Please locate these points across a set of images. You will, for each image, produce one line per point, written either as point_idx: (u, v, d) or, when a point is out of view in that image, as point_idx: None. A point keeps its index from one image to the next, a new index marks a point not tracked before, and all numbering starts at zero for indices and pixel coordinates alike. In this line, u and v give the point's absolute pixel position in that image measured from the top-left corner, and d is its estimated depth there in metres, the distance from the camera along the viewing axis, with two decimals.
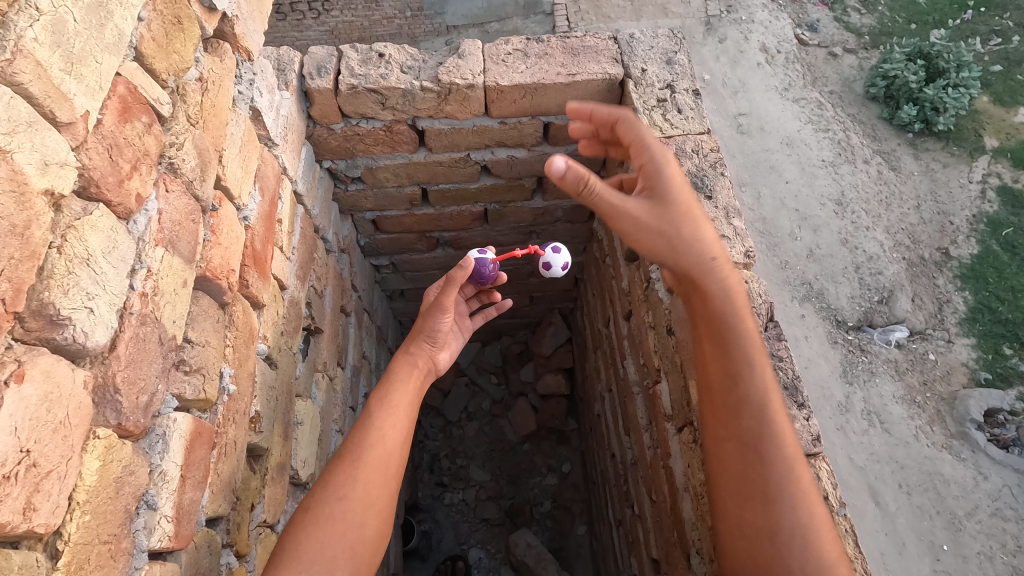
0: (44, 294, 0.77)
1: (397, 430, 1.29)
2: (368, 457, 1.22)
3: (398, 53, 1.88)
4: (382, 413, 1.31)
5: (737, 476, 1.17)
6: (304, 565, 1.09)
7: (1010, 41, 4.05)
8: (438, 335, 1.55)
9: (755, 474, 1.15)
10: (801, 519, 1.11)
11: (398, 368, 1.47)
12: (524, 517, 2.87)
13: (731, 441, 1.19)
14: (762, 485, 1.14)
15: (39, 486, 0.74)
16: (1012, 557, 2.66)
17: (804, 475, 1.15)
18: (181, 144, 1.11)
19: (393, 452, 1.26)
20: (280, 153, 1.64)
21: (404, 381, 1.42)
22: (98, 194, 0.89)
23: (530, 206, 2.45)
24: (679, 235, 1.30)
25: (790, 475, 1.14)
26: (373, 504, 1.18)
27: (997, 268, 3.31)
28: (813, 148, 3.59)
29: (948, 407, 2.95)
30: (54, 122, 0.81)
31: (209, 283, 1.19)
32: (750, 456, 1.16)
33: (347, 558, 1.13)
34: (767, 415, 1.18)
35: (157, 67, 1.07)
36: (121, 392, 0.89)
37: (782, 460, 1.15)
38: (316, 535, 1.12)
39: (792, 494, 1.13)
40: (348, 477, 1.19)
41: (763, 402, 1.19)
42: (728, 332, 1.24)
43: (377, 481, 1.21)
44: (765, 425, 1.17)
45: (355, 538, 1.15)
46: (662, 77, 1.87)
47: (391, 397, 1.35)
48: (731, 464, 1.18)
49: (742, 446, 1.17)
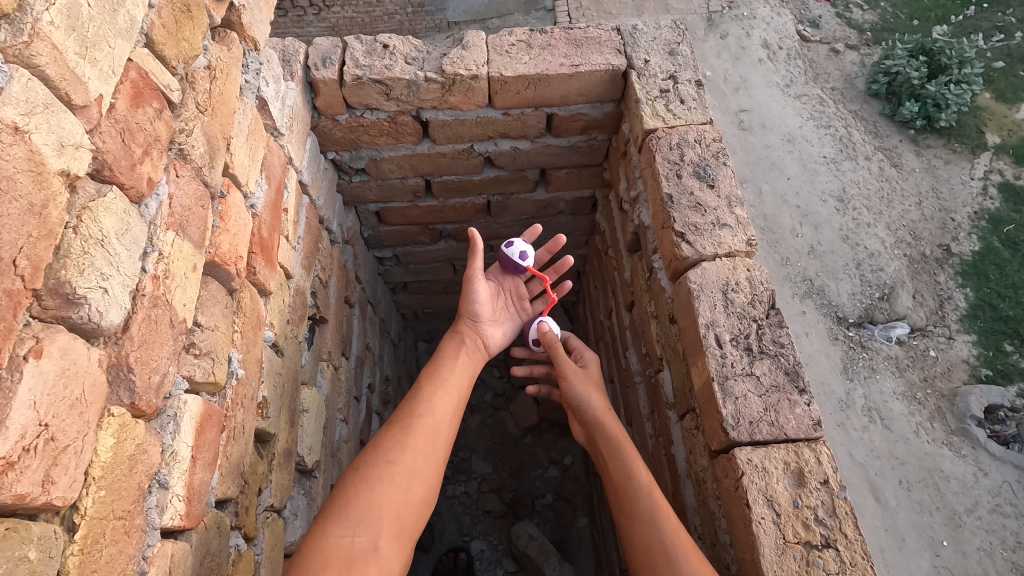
0: (61, 273, 0.78)
1: (446, 405, 1.45)
2: (417, 426, 1.37)
3: (403, 44, 1.90)
4: (433, 389, 1.48)
5: (642, 550, 1.31)
6: (354, 520, 1.19)
7: (1013, 37, 4.04)
8: (478, 310, 1.74)
9: (652, 541, 1.29)
10: (690, 568, 1.22)
11: (447, 349, 1.65)
12: (525, 509, 2.91)
13: (638, 523, 1.33)
14: (658, 548, 1.27)
15: (57, 460, 0.76)
16: (1012, 553, 2.67)
17: (686, 534, 1.29)
18: (191, 131, 1.13)
19: (441, 425, 1.40)
20: (286, 143, 1.65)
21: (452, 359, 1.60)
22: (111, 177, 0.90)
23: (533, 198, 2.46)
24: (604, 399, 1.62)
25: (675, 532, 1.28)
26: (419, 471, 1.30)
27: (998, 265, 3.32)
28: (814, 145, 3.60)
29: (949, 404, 2.97)
30: (69, 104, 0.82)
31: (218, 269, 1.21)
32: (646, 530, 1.31)
33: (392, 519, 1.22)
34: (649, 492, 1.37)
35: (168, 54, 1.08)
36: (134, 371, 0.90)
37: (669, 523, 1.30)
38: (366, 492, 1.23)
39: (682, 550, 1.25)
40: (399, 442, 1.33)
41: (641, 484, 1.39)
42: (623, 446, 1.48)
43: (424, 449, 1.34)
44: (652, 501, 1.35)
45: (401, 501, 1.25)
46: (665, 68, 1.89)
47: (441, 375, 1.54)
48: (638, 543, 1.32)
49: (643, 523, 1.32)
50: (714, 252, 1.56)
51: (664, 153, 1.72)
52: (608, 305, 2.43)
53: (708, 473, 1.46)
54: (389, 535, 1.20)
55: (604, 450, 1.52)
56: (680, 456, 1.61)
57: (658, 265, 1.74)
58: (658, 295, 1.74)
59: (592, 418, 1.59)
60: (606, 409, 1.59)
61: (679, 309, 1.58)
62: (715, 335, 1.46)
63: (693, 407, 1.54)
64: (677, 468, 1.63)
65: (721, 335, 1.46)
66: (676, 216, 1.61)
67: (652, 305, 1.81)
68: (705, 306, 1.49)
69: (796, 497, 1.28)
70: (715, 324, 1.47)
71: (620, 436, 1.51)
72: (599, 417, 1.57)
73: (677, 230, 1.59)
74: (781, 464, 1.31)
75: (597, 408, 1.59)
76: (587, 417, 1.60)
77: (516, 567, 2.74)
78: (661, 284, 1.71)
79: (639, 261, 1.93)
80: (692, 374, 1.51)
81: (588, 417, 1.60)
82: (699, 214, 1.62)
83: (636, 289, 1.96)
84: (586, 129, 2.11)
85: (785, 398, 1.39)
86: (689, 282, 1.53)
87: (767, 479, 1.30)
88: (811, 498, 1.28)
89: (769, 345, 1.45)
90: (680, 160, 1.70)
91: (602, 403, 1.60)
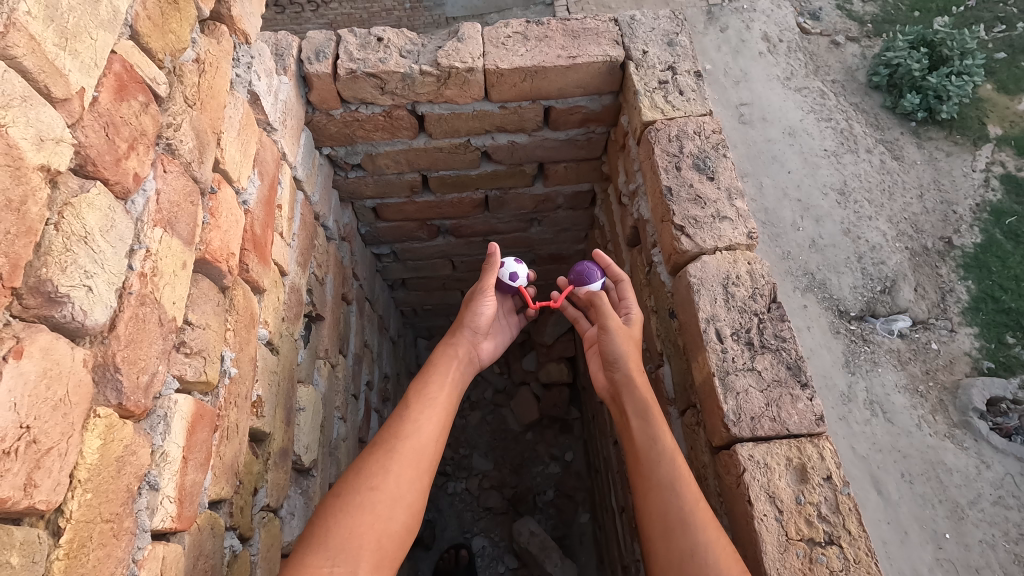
0: (41, 271, 0.76)
1: (432, 425, 1.43)
2: (401, 450, 1.35)
3: (397, 38, 1.87)
4: (420, 408, 1.46)
5: (656, 515, 1.28)
6: (333, 550, 1.18)
7: (1015, 28, 4.01)
8: (478, 321, 1.72)
9: (669, 507, 1.27)
10: (709, 540, 1.20)
11: (439, 359, 1.63)
12: (526, 505, 2.89)
13: (654, 489, 1.31)
14: (674, 515, 1.25)
15: (39, 463, 0.74)
16: (1014, 545, 2.65)
17: (704, 504, 1.27)
18: (179, 125, 1.10)
19: (426, 449, 1.39)
20: (279, 138, 1.63)
21: (443, 374, 1.58)
22: (95, 172, 0.88)
23: (531, 192, 2.43)
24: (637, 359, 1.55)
25: (693, 501, 1.26)
26: (402, 498, 1.28)
27: (1000, 257, 3.29)
28: (815, 137, 3.57)
29: (951, 397, 2.94)
30: (48, 97, 0.80)
31: (209, 266, 1.18)
32: (663, 495, 1.29)
33: (373, 549, 1.21)
34: (672, 458, 1.33)
35: (153, 46, 1.06)
36: (121, 371, 0.88)
37: (688, 491, 1.28)
38: (346, 521, 1.22)
39: (699, 520, 1.23)
40: (382, 468, 1.31)
41: (665, 449, 1.35)
42: (652, 408, 1.43)
43: (408, 474, 1.32)
44: (673, 467, 1.32)
45: (382, 530, 1.24)
46: (663, 59, 1.86)
47: (430, 393, 1.51)
48: (650, 508, 1.31)
49: (660, 488, 1.30)
50: (715, 246, 1.54)
51: (663, 146, 1.69)
52: None
53: (710, 469, 1.44)
54: (368, 565, 1.19)
55: (632, 407, 1.46)
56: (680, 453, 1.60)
57: (658, 258, 1.72)
58: (658, 290, 1.72)
59: (625, 376, 1.51)
60: (638, 369, 1.52)
61: (680, 304, 1.56)
62: (716, 329, 1.44)
63: (693, 404, 1.52)
64: None
65: (721, 329, 1.44)
66: (676, 209, 1.59)
67: (651, 299, 1.79)
68: (705, 300, 1.47)
69: (799, 493, 1.26)
70: (715, 319, 1.45)
71: (650, 399, 1.46)
72: (630, 378, 1.50)
73: (676, 223, 1.57)
74: (783, 460, 1.29)
75: (630, 367, 1.51)
76: (622, 372, 1.52)
77: (517, 563, 2.73)
78: (660, 279, 1.69)
79: (639, 255, 1.92)
80: (693, 369, 1.49)
81: (619, 374, 1.53)
82: (699, 207, 1.59)
83: (635, 284, 1.94)
84: (584, 122, 2.08)
85: (787, 393, 1.36)
86: (689, 276, 1.51)
87: (768, 474, 1.28)
88: (814, 494, 1.26)
89: (771, 340, 1.43)
90: (679, 152, 1.68)
91: (636, 363, 1.53)
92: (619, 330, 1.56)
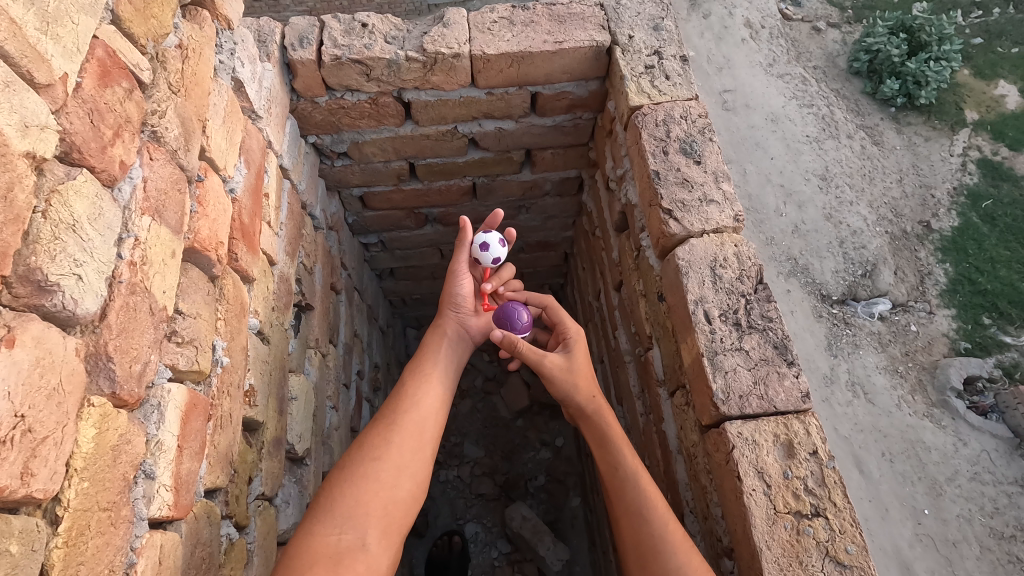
0: (31, 259, 0.76)
1: (432, 401, 1.46)
2: (403, 422, 1.38)
3: (382, 23, 1.86)
4: (418, 384, 1.49)
5: (631, 541, 1.32)
6: (341, 518, 1.20)
7: (990, 13, 4.08)
8: (461, 300, 1.69)
9: (640, 533, 1.30)
10: (681, 563, 1.23)
11: (430, 340, 1.64)
12: (518, 490, 2.92)
13: (624, 515, 1.35)
14: (647, 541, 1.29)
15: (36, 452, 0.74)
16: (990, 518, 2.74)
17: (676, 526, 1.30)
18: (163, 112, 1.09)
19: (427, 420, 1.41)
20: (264, 126, 1.61)
21: (434, 352, 1.60)
22: (81, 159, 0.87)
23: (518, 179, 2.43)
24: (591, 386, 1.54)
25: (664, 525, 1.29)
26: (406, 467, 1.31)
27: (977, 240, 3.36)
28: (798, 124, 3.60)
29: (930, 376, 3.02)
30: (32, 83, 0.79)
31: (198, 254, 1.17)
32: (635, 521, 1.32)
33: (381, 515, 1.24)
34: (637, 483, 1.36)
35: (135, 31, 1.04)
36: (114, 360, 0.88)
37: (658, 516, 1.31)
38: (353, 489, 1.25)
39: (672, 543, 1.26)
40: (385, 439, 1.34)
41: (630, 477, 1.37)
42: (610, 436, 1.46)
43: (410, 445, 1.35)
44: (641, 492, 1.35)
45: (388, 498, 1.26)
46: (649, 43, 1.87)
47: (425, 370, 1.54)
48: (625, 534, 1.34)
49: (629, 516, 1.33)
50: (702, 229, 1.56)
51: (650, 130, 1.71)
52: (597, 285, 2.43)
53: (699, 448, 1.47)
54: (376, 531, 1.21)
55: (593, 438, 1.50)
56: (670, 432, 1.63)
57: (646, 243, 1.73)
58: (647, 274, 1.74)
59: (577, 408, 1.53)
60: (590, 396, 1.52)
61: (668, 286, 1.58)
62: (704, 311, 1.46)
63: (683, 384, 1.55)
64: (668, 444, 1.64)
65: (709, 310, 1.46)
66: (664, 192, 1.61)
67: (640, 284, 1.81)
68: (694, 282, 1.49)
69: (786, 468, 1.30)
70: (704, 300, 1.47)
71: (612, 428, 1.48)
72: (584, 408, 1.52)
73: (664, 207, 1.59)
74: (771, 436, 1.33)
75: (582, 400, 1.51)
76: (574, 407, 1.54)
77: (511, 547, 2.76)
78: (649, 262, 1.71)
79: (626, 240, 1.94)
80: (682, 350, 1.51)
81: (573, 409, 1.54)
82: (687, 190, 1.61)
83: (624, 269, 1.96)
84: (571, 108, 2.09)
85: (774, 370, 1.39)
86: (678, 259, 1.53)
87: (757, 451, 1.31)
88: (801, 469, 1.30)
89: (758, 320, 1.46)
90: (666, 136, 1.69)
91: (589, 393, 1.52)
92: (557, 369, 1.54)
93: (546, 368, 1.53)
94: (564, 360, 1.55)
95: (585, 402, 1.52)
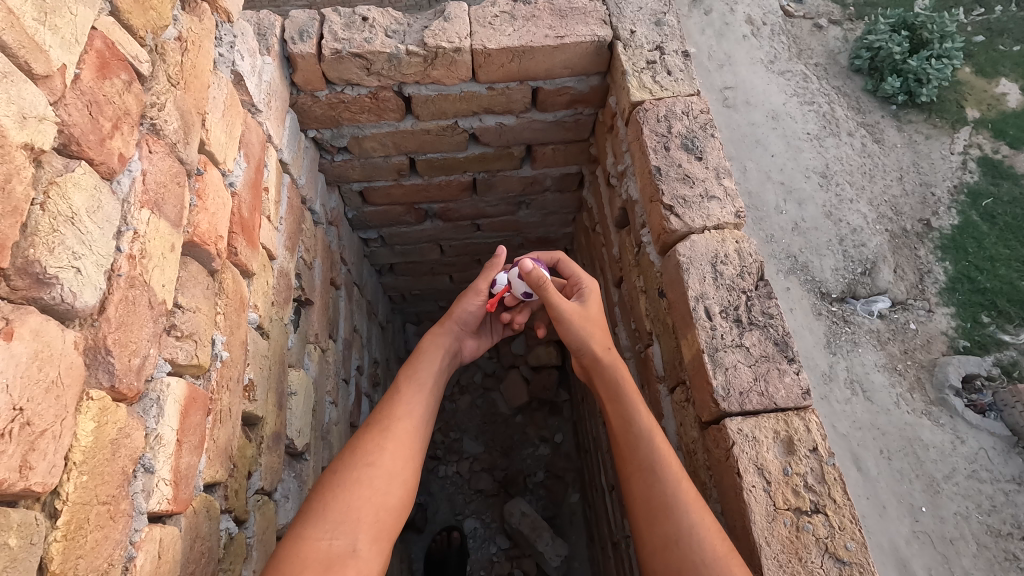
0: (29, 252, 0.75)
1: (422, 409, 1.46)
2: (395, 430, 1.38)
3: (382, 17, 1.85)
4: (410, 391, 1.48)
5: (640, 498, 1.31)
6: (331, 524, 1.20)
7: (993, 11, 4.06)
8: (466, 320, 1.71)
9: (652, 490, 1.29)
10: (693, 520, 1.23)
11: (426, 345, 1.62)
12: (517, 486, 2.92)
13: (636, 472, 1.33)
14: (658, 498, 1.28)
15: (34, 445, 0.73)
16: (986, 516, 2.75)
17: (689, 483, 1.29)
18: (163, 105, 1.08)
19: (418, 430, 1.42)
20: (264, 120, 1.60)
21: (430, 361, 1.58)
22: (79, 152, 0.86)
23: (519, 174, 2.42)
24: (604, 338, 1.54)
25: (677, 482, 1.28)
26: (397, 474, 1.31)
27: (976, 238, 3.36)
28: (798, 121, 3.60)
29: (928, 374, 3.02)
30: (30, 73, 0.78)
31: (197, 248, 1.17)
32: (646, 479, 1.31)
33: (371, 521, 1.24)
34: (651, 438, 1.35)
35: (134, 23, 1.03)
36: (113, 353, 0.88)
37: (670, 472, 1.30)
38: (344, 495, 1.24)
39: (684, 501, 1.25)
40: (378, 445, 1.33)
41: (643, 433, 1.36)
42: (623, 390, 1.44)
43: (402, 453, 1.35)
44: (653, 449, 1.33)
45: (379, 504, 1.26)
46: (651, 39, 1.86)
47: (419, 377, 1.52)
48: (635, 491, 1.33)
49: (642, 472, 1.32)
50: (703, 225, 1.56)
51: (652, 126, 1.70)
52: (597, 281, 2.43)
53: (699, 444, 1.47)
54: (366, 537, 1.22)
55: (605, 392, 1.48)
56: (670, 429, 1.63)
57: (647, 239, 1.73)
58: (647, 270, 1.74)
59: (591, 358, 1.51)
60: (606, 348, 1.52)
61: (669, 282, 1.58)
62: (705, 307, 1.46)
63: (683, 380, 1.55)
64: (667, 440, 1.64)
65: (710, 307, 1.46)
66: (665, 188, 1.60)
67: (641, 280, 1.81)
68: (694, 278, 1.49)
69: (786, 464, 1.30)
70: (704, 297, 1.47)
71: (624, 380, 1.46)
72: (596, 356, 1.50)
73: (665, 203, 1.58)
74: (771, 433, 1.33)
75: (595, 348, 1.50)
76: (587, 355, 1.52)
77: (510, 543, 2.77)
78: (650, 258, 1.71)
79: (627, 236, 1.93)
80: (682, 346, 1.51)
81: (585, 358, 1.52)
82: (688, 186, 1.61)
83: (624, 265, 1.96)
84: (572, 104, 2.08)
85: (774, 367, 1.39)
86: (679, 255, 1.52)
87: (757, 447, 1.31)
88: (800, 465, 1.30)
89: (759, 317, 1.45)
90: (667, 132, 1.69)
91: (601, 342, 1.52)
92: (575, 314, 1.53)
93: (559, 308, 1.51)
94: (577, 309, 1.54)
95: (598, 350, 1.50)
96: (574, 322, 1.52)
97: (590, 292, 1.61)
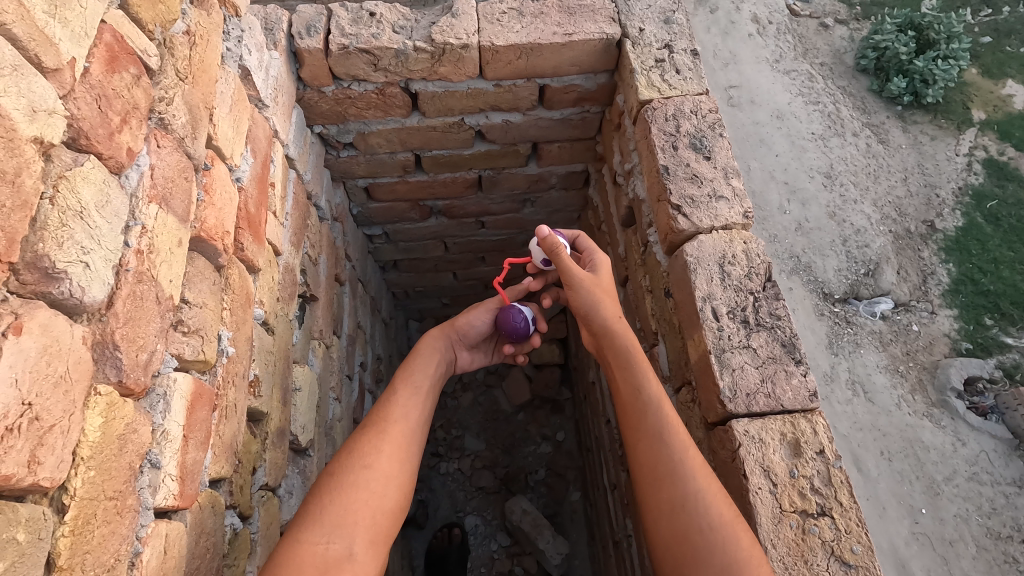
0: (38, 246, 0.75)
1: (417, 412, 1.46)
2: (391, 432, 1.38)
3: (390, 12, 1.84)
4: (406, 394, 1.48)
5: (646, 464, 1.30)
6: (328, 526, 1.20)
7: (1000, 12, 4.03)
8: (468, 330, 1.75)
9: (659, 456, 1.28)
10: (699, 487, 1.22)
11: (425, 347, 1.63)
12: (519, 484, 2.92)
13: (643, 440, 1.32)
14: (664, 465, 1.26)
15: (43, 440, 0.73)
16: (987, 518, 2.74)
17: (695, 452, 1.28)
18: (171, 99, 1.08)
19: (414, 434, 1.42)
20: (271, 115, 1.59)
21: (426, 365, 1.58)
22: (88, 146, 0.86)
23: (524, 172, 2.41)
24: (616, 307, 1.52)
25: (683, 450, 1.27)
26: (394, 476, 1.31)
27: (980, 239, 3.34)
28: (803, 121, 3.58)
29: (930, 376, 3.01)
30: (40, 67, 0.78)
31: (204, 244, 1.16)
32: (653, 446, 1.30)
33: (367, 525, 1.23)
34: (660, 406, 1.34)
35: (143, 16, 1.03)
36: (120, 349, 0.87)
37: (678, 440, 1.29)
38: (341, 500, 1.24)
39: (690, 470, 1.24)
40: (375, 448, 1.33)
41: (650, 399, 1.35)
42: (634, 357, 1.42)
43: (398, 456, 1.35)
44: (662, 416, 1.32)
45: (376, 507, 1.26)
46: (660, 37, 1.85)
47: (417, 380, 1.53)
48: (641, 458, 1.31)
49: (650, 439, 1.31)
50: (711, 225, 1.55)
51: (660, 125, 1.69)
52: None
53: (704, 445, 1.46)
54: (363, 541, 1.21)
55: (614, 360, 1.46)
56: None
57: (653, 239, 1.72)
58: (654, 269, 1.73)
59: (602, 326, 1.49)
60: (617, 317, 1.50)
61: (675, 282, 1.57)
62: (712, 308, 1.45)
63: (689, 380, 1.54)
64: None
65: (717, 307, 1.45)
66: (673, 188, 1.59)
67: (647, 280, 1.80)
68: (702, 279, 1.48)
69: (792, 466, 1.30)
70: (712, 297, 1.46)
71: (633, 347, 1.45)
72: (609, 327, 1.48)
73: (672, 203, 1.57)
74: (777, 435, 1.32)
75: (607, 316, 1.49)
76: (598, 323, 1.49)
77: (511, 541, 2.77)
78: (656, 258, 1.70)
79: (633, 235, 1.92)
80: (689, 346, 1.50)
81: (596, 326, 1.50)
82: (696, 186, 1.60)
83: (630, 264, 1.95)
84: (579, 101, 2.07)
85: (781, 369, 1.39)
86: (686, 255, 1.52)
87: (763, 449, 1.31)
88: (806, 468, 1.29)
89: (766, 318, 1.45)
90: (675, 131, 1.68)
91: (613, 312, 1.50)
92: (587, 281, 1.51)
93: (573, 274, 1.49)
94: (589, 276, 1.52)
95: (609, 319, 1.49)
96: (587, 290, 1.50)
97: (601, 264, 1.60)
